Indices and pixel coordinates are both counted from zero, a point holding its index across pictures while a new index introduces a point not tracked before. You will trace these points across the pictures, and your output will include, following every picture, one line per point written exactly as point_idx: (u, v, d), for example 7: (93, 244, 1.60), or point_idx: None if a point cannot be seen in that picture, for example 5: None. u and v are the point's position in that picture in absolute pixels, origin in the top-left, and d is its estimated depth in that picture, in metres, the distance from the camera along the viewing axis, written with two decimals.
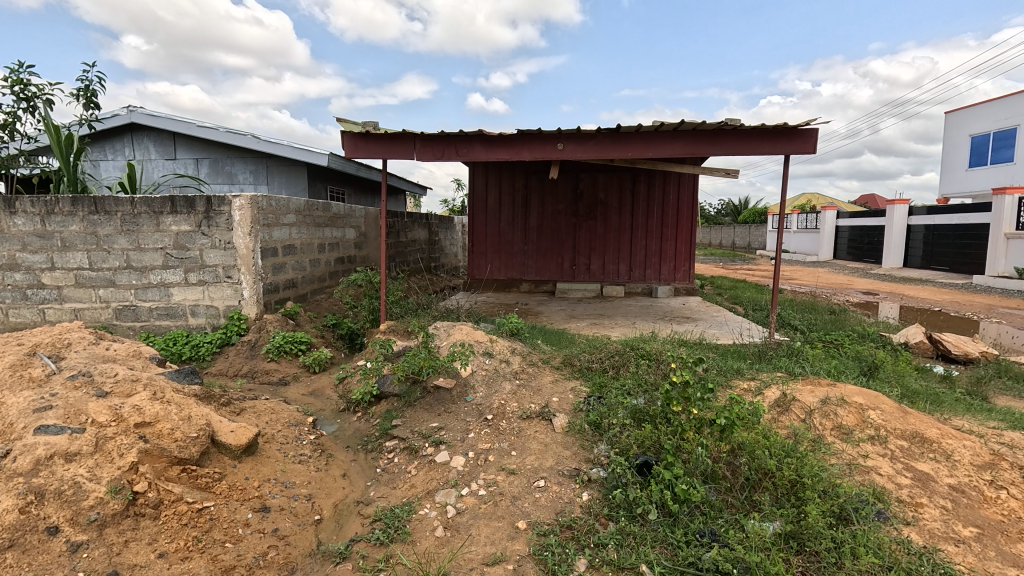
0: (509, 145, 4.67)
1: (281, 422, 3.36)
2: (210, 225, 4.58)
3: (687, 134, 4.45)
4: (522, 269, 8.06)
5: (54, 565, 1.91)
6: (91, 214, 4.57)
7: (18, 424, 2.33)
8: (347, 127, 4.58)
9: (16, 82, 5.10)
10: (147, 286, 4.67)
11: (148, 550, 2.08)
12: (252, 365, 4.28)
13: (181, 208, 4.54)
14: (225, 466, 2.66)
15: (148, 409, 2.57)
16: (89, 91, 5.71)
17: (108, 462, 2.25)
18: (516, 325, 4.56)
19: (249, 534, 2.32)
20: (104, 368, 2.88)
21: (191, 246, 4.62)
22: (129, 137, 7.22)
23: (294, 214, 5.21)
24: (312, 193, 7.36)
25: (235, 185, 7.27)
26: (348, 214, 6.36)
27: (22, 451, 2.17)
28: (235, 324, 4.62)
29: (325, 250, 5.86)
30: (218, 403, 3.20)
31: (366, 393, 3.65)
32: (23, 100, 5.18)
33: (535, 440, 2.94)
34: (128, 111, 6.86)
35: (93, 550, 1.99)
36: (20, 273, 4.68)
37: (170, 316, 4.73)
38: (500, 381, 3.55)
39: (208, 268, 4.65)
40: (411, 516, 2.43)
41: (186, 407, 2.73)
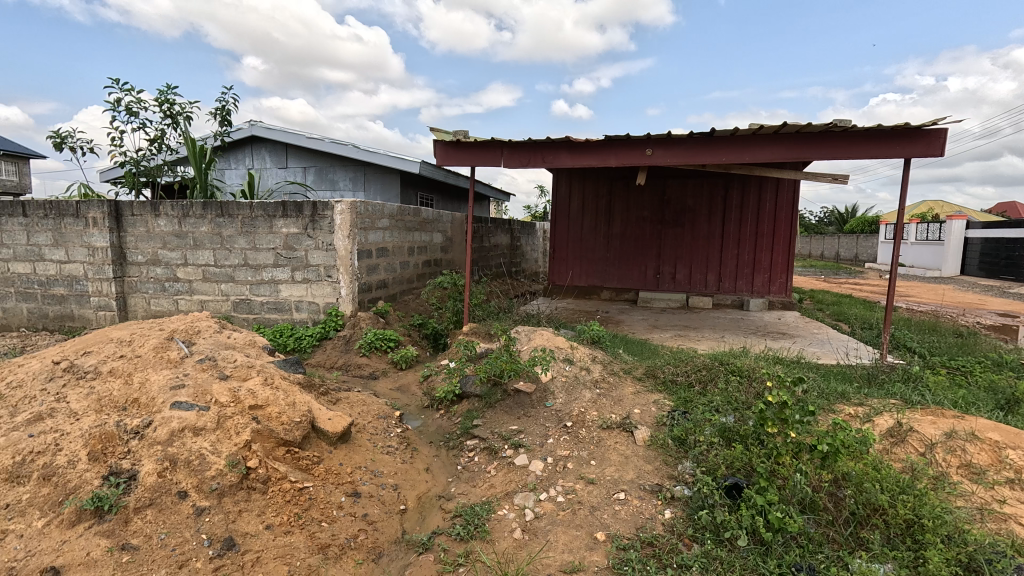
0: (595, 152, 4.63)
1: (371, 414, 3.57)
2: (315, 228, 4.98)
3: (789, 137, 4.17)
4: (604, 276, 7.95)
5: (183, 525, 2.17)
6: (218, 217, 5.15)
7: (157, 398, 2.68)
8: (439, 136, 4.79)
9: (165, 101, 5.90)
10: (260, 282, 5.17)
11: (258, 521, 2.29)
12: (346, 358, 4.60)
13: (291, 213, 4.99)
14: (323, 451, 2.88)
15: (261, 393, 2.84)
16: (224, 111, 6.46)
17: (227, 439, 2.53)
18: (597, 333, 4.49)
19: (342, 516, 2.49)
20: (226, 354, 3.23)
21: (298, 247, 5.05)
22: (249, 149, 8.05)
23: (388, 219, 5.53)
24: (404, 200, 7.77)
25: (337, 191, 7.85)
26: (436, 219, 6.64)
27: (160, 423, 2.50)
28: (332, 320, 4.98)
29: (414, 253, 6.17)
30: (318, 392, 3.48)
31: (448, 392, 3.78)
32: (169, 117, 5.98)
33: (615, 451, 2.88)
34: (250, 125, 7.66)
35: (214, 515, 2.23)
36: (160, 267, 5.37)
37: (278, 310, 5.19)
38: (580, 389, 3.52)
39: (311, 267, 5.06)
40: (490, 515, 2.48)
41: (291, 394, 3.00)
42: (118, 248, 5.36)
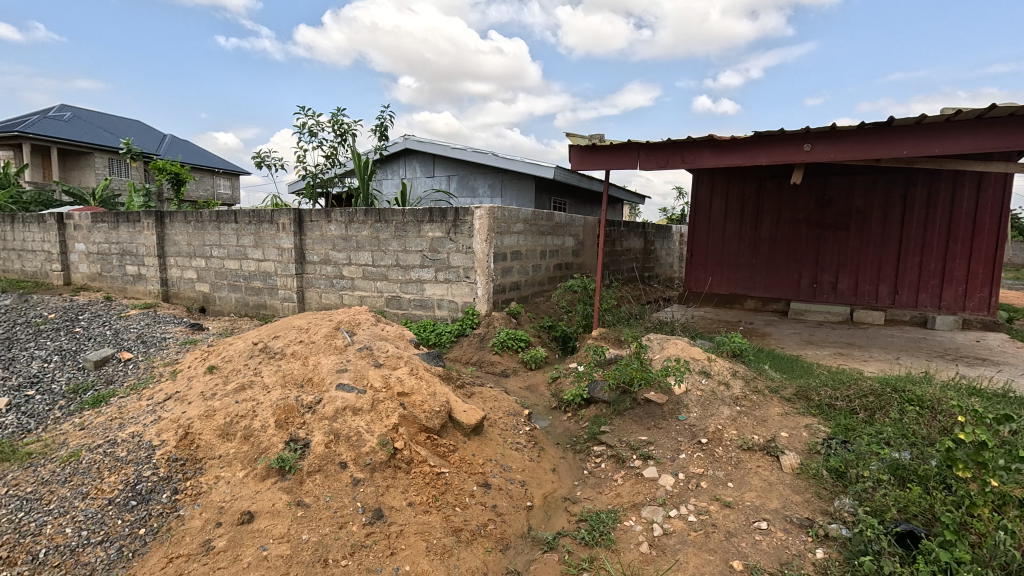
0: (743, 149, 4.29)
1: (502, 410, 3.73)
2: (456, 232, 5.36)
3: (999, 121, 3.44)
4: (748, 284, 7.30)
5: (343, 491, 2.49)
6: (376, 223, 5.80)
7: (326, 378, 3.12)
8: (574, 141, 4.83)
9: (338, 122, 6.83)
10: (408, 281, 5.71)
11: (402, 497, 2.54)
12: (480, 355, 4.87)
13: (436, 218, 5.43)
14: (458, 441, 3.08)
15: (407, 382, 3.15)
16: (383, 127, 7.27)
17: (379, 420, 2.85)
18: (739, 346, 4.15)
19: (473, 504, 2.64)
20: (380, 344, 3.63)
21: (441, 250, 5.47)
22: (403, 161, 8.94)
23: (523, 223, 5.74)
24: (538, 205, 7.98)
25: (476, 198, 8.35)
26: (569, 223, 6.71)
27: (328, 401, 2.92)
28: (469, 318, 5.31)
29: (546, 257, 6.30)
30: (455, 385, 3.74)
31: (576, 395, 3.80)
32: (340, 136, 6.90)
33: (757, 476, 2.65)
34: (404, 140, 8.51)
35: (367, 487, 2.53)
36: (330, 266, 6.20)
37: (422, 307, 5.68)
38: (718, 405, 3.29)
39: (452, 269, 5.44)
40: (616, 524, 2.44)
41: (433, 385, 3.27)
42: (299, 249, 6.32)
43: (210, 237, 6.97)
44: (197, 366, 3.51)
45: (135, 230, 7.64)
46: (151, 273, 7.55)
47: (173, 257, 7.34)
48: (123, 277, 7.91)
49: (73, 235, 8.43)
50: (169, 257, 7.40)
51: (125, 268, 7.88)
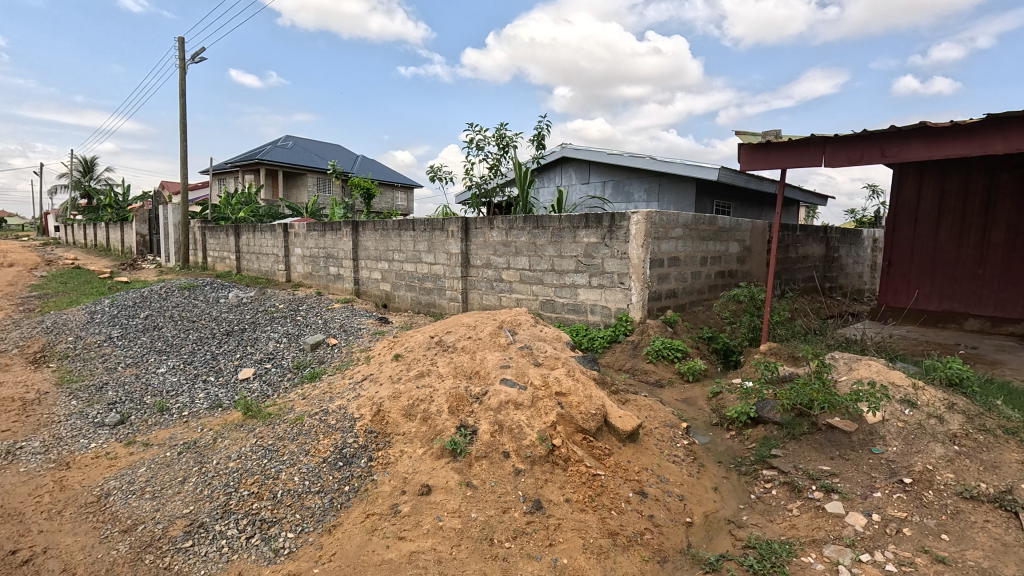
0: (968, 137, 3.56)
1: (658, 420, 3.62)
2: (612, 238, 5.35)
3: None
4: (971, 300, 5.97)
5: (506, 478, 2.67)
6: (534, 229, 6.07)
7: (492, 373, 3.37)
8: (744, 140, 4.51)
9: (501, 135, 7.31)
10: (563, 285, 5.86)
11: (559, 492, 2.63)
12: (634, 362, 4.78)
13: (592, 224, 5.49)
14: (613, 445, 3.07)
15: (565, 382, 3.24)
16: (542, 137, 7.58)
17: (539, 416, 2.98)
18: (957, 374, 3.44)
19: (630, 511, 2.62)
20: (540, 344, 3.79)
21: (596, 256, 5.51)
22: (560, 169, 9.20)
23: (682, 228, 5.50)
24: (698, 208, 7.56)
25: (631, 203, 8.21)
26: (734, 228, 6.24)
27: (493, 393, 3.15)
28: (622, 325, 5.26)
29: (707, 263, 5.94)
30: (610, 390, 3.74)
31: (741, 413, 3.53)
32: (503, 148, 7.37)
33: (985, 533, 2.18)
34: (561, 148, 8.76)
35: (527, 478, 2.67)
36: (491, 270, 6.65)
37: (576, 311, 5.77)
38: (927, 441, 2.77)
39: (606, 274, 5.44)
40: (791, 558, 2.23)
41: (589, 388, 3.31)
42: (465, 254, 6.89)
43: (393, 243, 7.98)
44: (386, 353, 4.09)
45: (337, 237, 9.09)
46: (347, 273, 8.90)
47: (364, 260, 8.57)
48: (327, 276, 9.46)
49: (293, 241, 10.34)
50: (361, 260, 8.65)
51: (328, 268, 9.41)
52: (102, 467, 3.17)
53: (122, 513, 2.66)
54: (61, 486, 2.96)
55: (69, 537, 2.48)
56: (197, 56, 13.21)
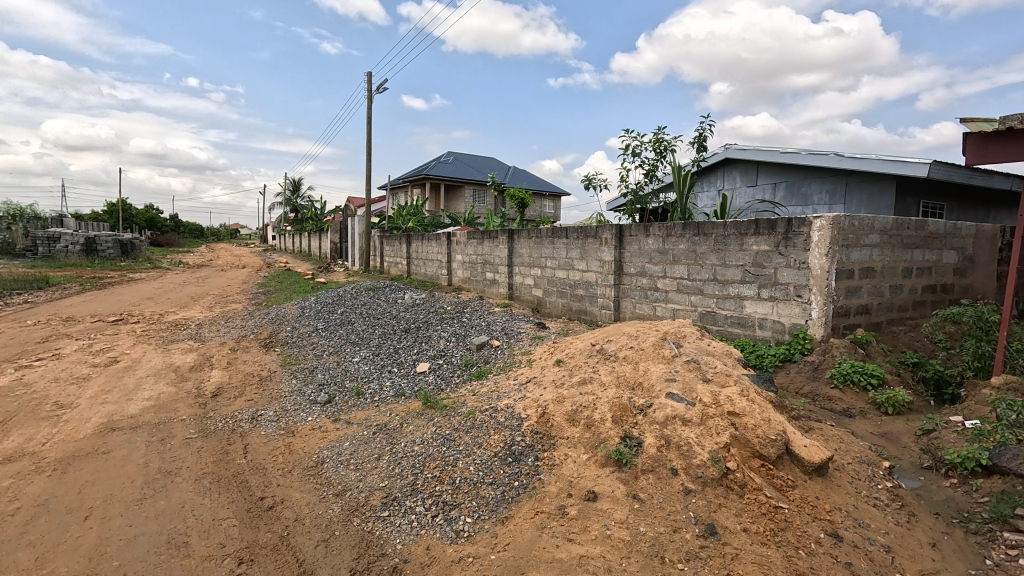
0: None
1: (850, 455, 3.15)
2: (788, 246, 4.81)
3: None
4: None
5: (676, 497, 2.57)
6: (695, 237, 5.74)
7: (656, 386, 3.27)
8: (973, 127, 3.72)
9: (659, 140, 7.09)
10: (726, 297, 5.43)
11: (735, 520, 2.44)
12: (814, 387, 4.22)
13: (763, 230, 5.00)
14: (797, 477, 2.75)
15: (738, 402, 3.00)
16: (703, 139, 7.18)
17: (710, 436, 2.82)
18: None
19: (821, 553, 2.32)
20: (708, 359, 3.55)
21: (767, 265, 5.00)
22: (722, 171, 8.62)
23: (879, 234, 4.75)
24: (898, 211, 6.47)
25: (809, 206, 7.34)
26: (951, 233, 5.22)
27: (659, 407, 3.07)
28: (799, 342, 4.66)
29: (912, 276, 5.04)
30: (789, 415, 3.38)
31: (966, 458, 2.96)
32: (661, 153, 7.14)
33: None
34: (725, 149, 8.20)
35: (699, 499, 2.54)
36: (645, 278, 6.36)
37: (741, 325, 5.31)
38: None
39: (780, 286, 4.90)
40: None
41: (766, 410, 3.01)
42: (618, 261, 6.73)
43: (546, 250, 8.19)
44: (547, 358, 4.25)
45: (494, 245, 9.66)
46: (503, 279, 9.40)
47: (518, 266, 8.94)
48: (484, 281, 10.10)
49: (455, 249, 11.25)
50: (515, 266, 9.05)
51: (485, 274, 10.04)
52: (317, 437, 3.80)
53: (334, 478, 3.17)
54: (290, 449, 3.62)
55: (298, 493, 3.03)
56: (381, 88, 15.22)
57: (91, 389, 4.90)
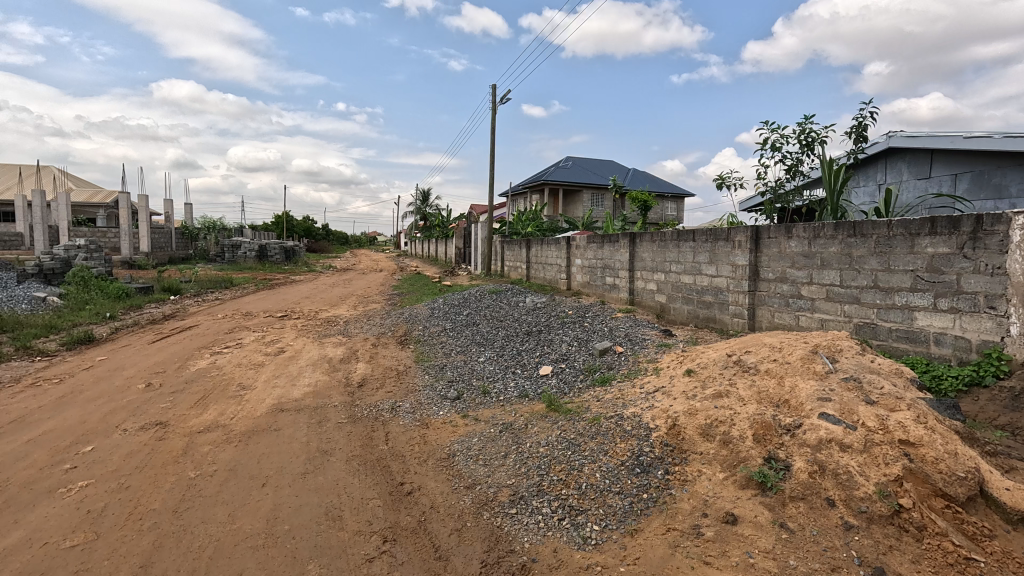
0: None
1: None
2: (976, 248, 4.03)
3: None
4: None
5: (833, 531, 2.27)
6: (849, 238, 5.07)
7: (806, 405, 2.94)
8: None
9: (805, 131, 6.39)
10: (891, 307, 4.69)
11: (911, 567, 2.09)
12: (1017, 419, 3.44)
13: (942, 229, 4.26)
14: (996, 526, 2.26)
15: (913, 430, 2.55)
16: (861, 127, 6.33)
17: (875, 466, 2.45)
18: None
19: None
20: (872, 378, 3.07)
21: (947, 270, 4.24)
22: (884, 163, 7.53)
23: None
24: None
25: (1005, 199, 6.10)
26: None
27: (810, 428, 2.75)
28: (992, 364, 3.85)
29: None
30: (981, 449, 2.84)
31: None
32: (806, 146, 6.44)
33: None
34: (887, 138, 7.15)
35: (863, 537, 2.22)
36: (787, 284, 5.74)
37: (909, 340, 4.52)
38: None
39: (965, 295, 4.11)
40: None
41: (952, 442, 2.52)
42: (754, 266, 6.16)
43: (670, 254, 7.80)
44: (676, 367, 4.06)
45: (615, 249, 9.46)
46: (624, 283, 9.16)
47: (640, 271, 8.64)
48: (604, 286, 9.93)
49: (574, 253, 11.23)
50: (637, 271, 8.76)
51: (606, 279, 9.87)
52: (448, 431, 4.02)
53: (465, 471, 3.33)
54: (424, 440, 3.88)
55: (433, 481, 3.24)
56: (504, 98, 15.80)
57: (265, 374, 5.74)
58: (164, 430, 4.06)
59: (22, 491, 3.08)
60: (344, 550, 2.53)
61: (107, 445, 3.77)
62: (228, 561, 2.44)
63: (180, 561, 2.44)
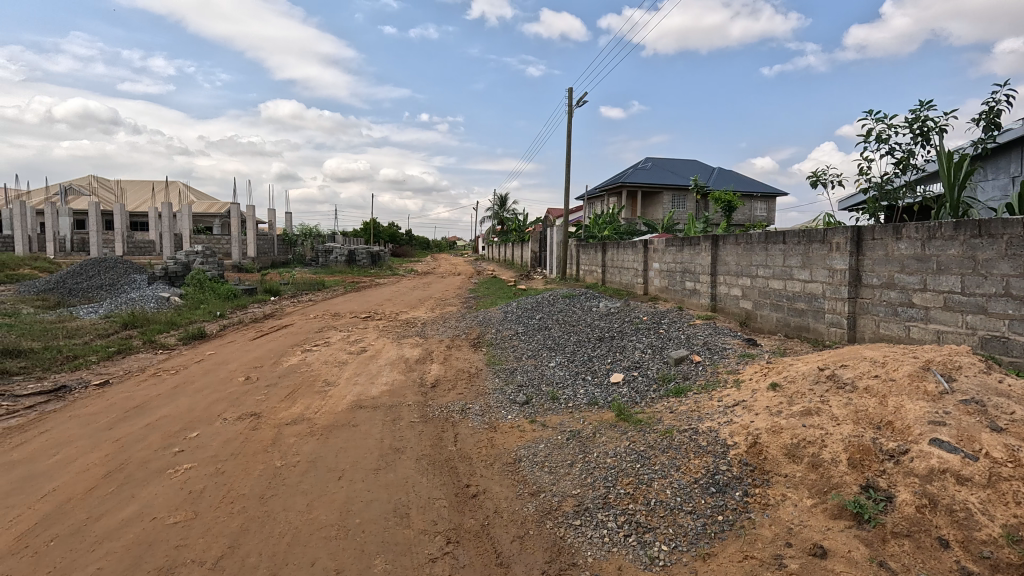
0: None
1: None
2: None
3: None
4: None
5: None
6: (973, 238, 4.43)
7: (914, 428, 2.59)
8: None
9: (918, 120, 5.71)
10: None
11: None
12: None
13: None
14: None
15: None
16: (990, 113, 5.54)
17: (1003, 504, 2.09)
18: None
19: None
20: (1001, 402, 2.64)
21: None
22: (1020, 151, 6.56)
23: None
24: None
25: None
26: None
27: (918, 455, 2.42)
28: None
29: None
30: None
31: None
32: (920, 136, 5.75)
33: None
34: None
35: None
36: (894, 291, 5.09)
37: None
38: None
39: None
40: None
41: None
42: (855, 270, 5.53)
43: (757, 258, 7.28)
44: (760, 380, 3.74)
45: (695, 252, 9.01)
46: (705, 289, 8.69)
47: (723, 275, 8.14)
48: (683, 291, 9.48)
49: (652, 256, 10.85)
50: (719, 276, 8.27)
51: (685, 283, 9.42)
52: (515, 436, 4.00)
53: (530, 477, 3.29)
54: (492, 443, 3.90)
55: (498, 486, 3.23)
56: (579, 101, 15.68)
57: (347, 372, 6.08)
58: (257, 421, 4.42)
59: (138, 470, 3.48)
60: (409, 548, 2.59)
61: (209, 431, 4.17)
62: (304, 549, 2.59)
63: (262, 545, 2.62)
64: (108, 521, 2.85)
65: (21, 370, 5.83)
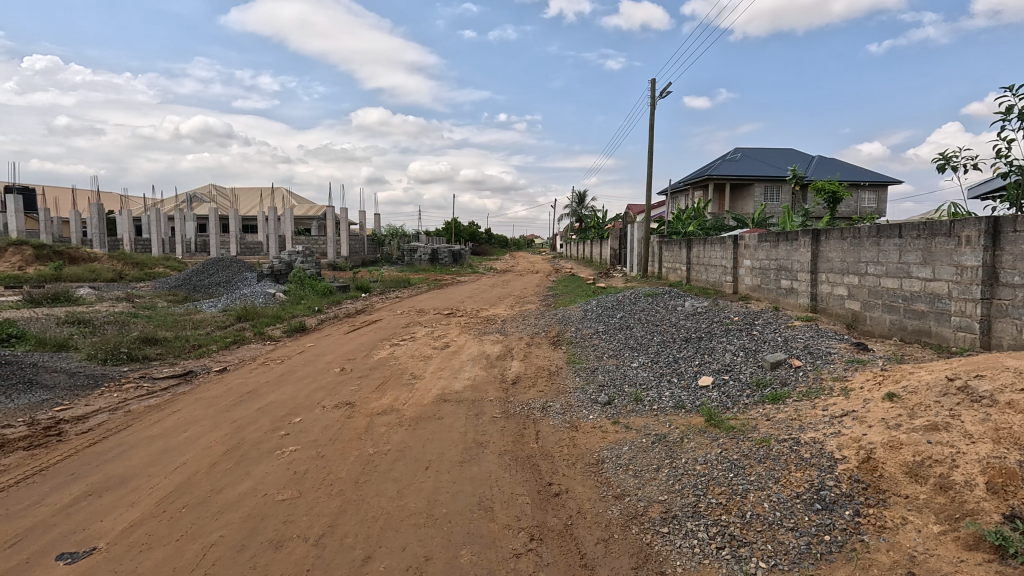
0: None
1: None
2: None
3: None
4: None
5: None
6: None
7: None
8: None
9: None
10: None
11: None
12: None
13: None
14: None
15: None
16: None
17: None
18: None
19: None
20: None
21: None
22: None
23: None
24: None
25: None
26: None
27: None
28: None
29: None
30: None
31: None
32: None
33: None
34: None
35: None
36: None
37: None
38: None
39: None
40: None
41: None
42: (991, 267, 4.84)
43: (866, 253, 6.60)
44: (874, 390, 3.37)
45: (794, 248, 8.34)
46: (804, 287, 8.02)
47: (825, 273, 7.46)
48: (779, 290, 8.82)
49: (742, 253, 10.20)
50: (821, 273, 7.59)
51: (781, 282, 8.76)
52: (598, 436, 3.94)
53: (614, 480, 3.22)
54: (574, 443, 3.87)
55: (581, 486, 3.19)
56: (663, 93, 15.03)
57: (432, 366, 6.32)
58: (351, 409, 4.72)
59: (252, 449, 3.84)
60: (493, 542, 2.63)
61: (310, 418, 4.51)
62: (395, 534, 2.71)
63: (358, 527, 2.79)
64: (228, 494, 3.18)
65: (158, 357, 6.66)
